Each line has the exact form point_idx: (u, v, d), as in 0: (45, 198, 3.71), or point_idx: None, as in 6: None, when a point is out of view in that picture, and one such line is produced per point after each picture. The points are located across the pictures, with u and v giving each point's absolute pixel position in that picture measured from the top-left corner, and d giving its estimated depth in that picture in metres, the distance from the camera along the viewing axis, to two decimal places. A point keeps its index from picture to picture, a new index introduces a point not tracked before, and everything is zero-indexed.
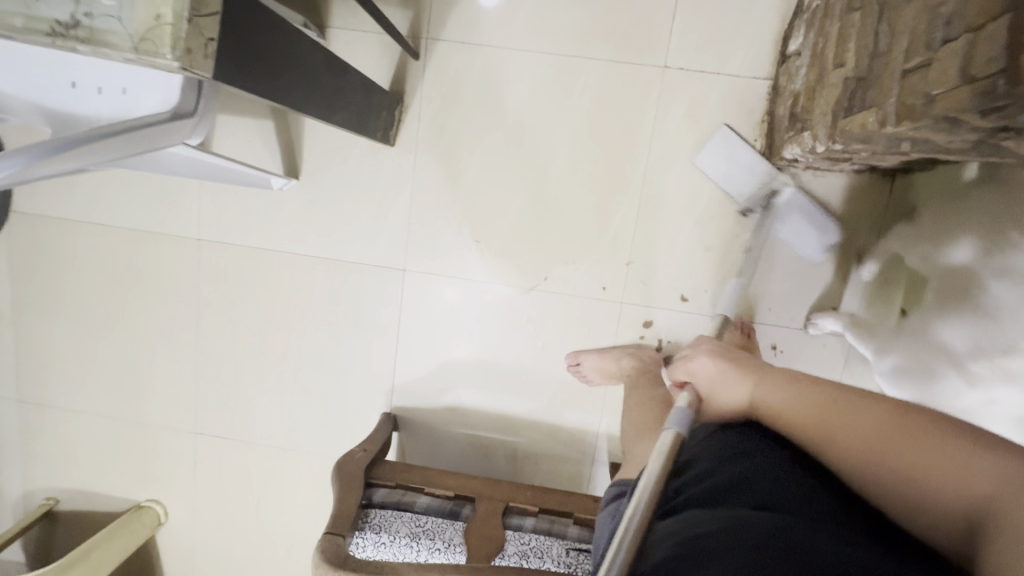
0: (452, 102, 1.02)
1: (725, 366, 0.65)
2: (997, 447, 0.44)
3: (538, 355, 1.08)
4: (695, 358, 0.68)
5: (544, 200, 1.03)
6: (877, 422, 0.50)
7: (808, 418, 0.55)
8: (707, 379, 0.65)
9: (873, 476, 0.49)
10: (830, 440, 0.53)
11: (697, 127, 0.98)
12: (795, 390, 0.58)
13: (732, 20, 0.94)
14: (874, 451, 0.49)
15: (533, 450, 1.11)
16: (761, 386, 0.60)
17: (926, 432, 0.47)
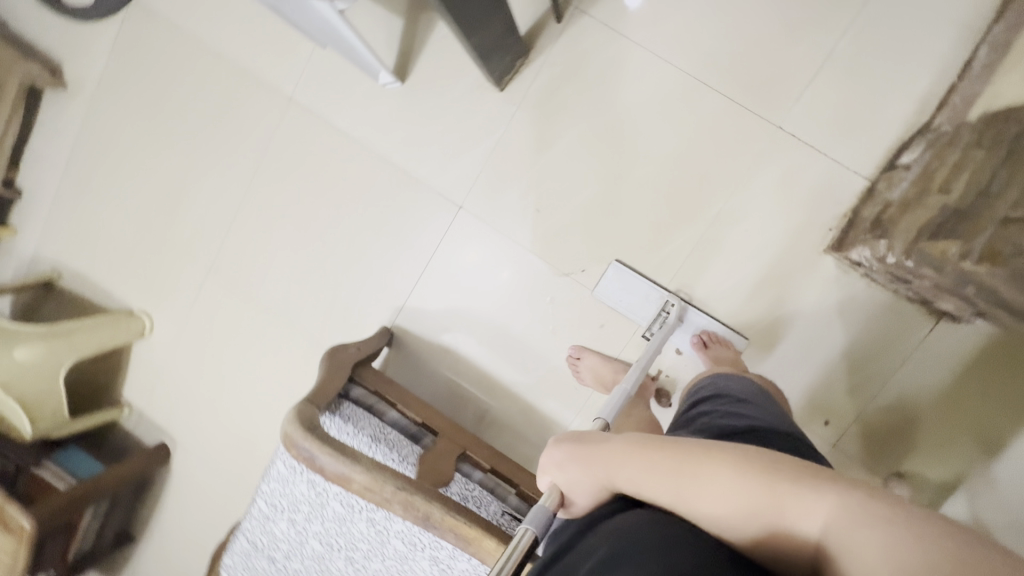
0: (572, 75, 1.04)
1: (578, 458, 0.56)
2: (836, 479, 0.43)
3: (544, 336, 1.11)
4: (551, 470, 0.58)
5: (613, 201, 1.06)
6: (739, 482, 0.46)
7: (670, 482, 0.48)
8: (576, 481, 0.56)
9: (739, 531, 0.45)
10: (689, 510, 0.47)
11: (782, 194, 0.99)
12: (642, 457, 0.51)
13: (862, 112, 0.95)
14: (741, 511, 0.45)
15: (501, 418, 1.14)
16: (618, 453, 0.54)
17: (780, 482, 0.44)
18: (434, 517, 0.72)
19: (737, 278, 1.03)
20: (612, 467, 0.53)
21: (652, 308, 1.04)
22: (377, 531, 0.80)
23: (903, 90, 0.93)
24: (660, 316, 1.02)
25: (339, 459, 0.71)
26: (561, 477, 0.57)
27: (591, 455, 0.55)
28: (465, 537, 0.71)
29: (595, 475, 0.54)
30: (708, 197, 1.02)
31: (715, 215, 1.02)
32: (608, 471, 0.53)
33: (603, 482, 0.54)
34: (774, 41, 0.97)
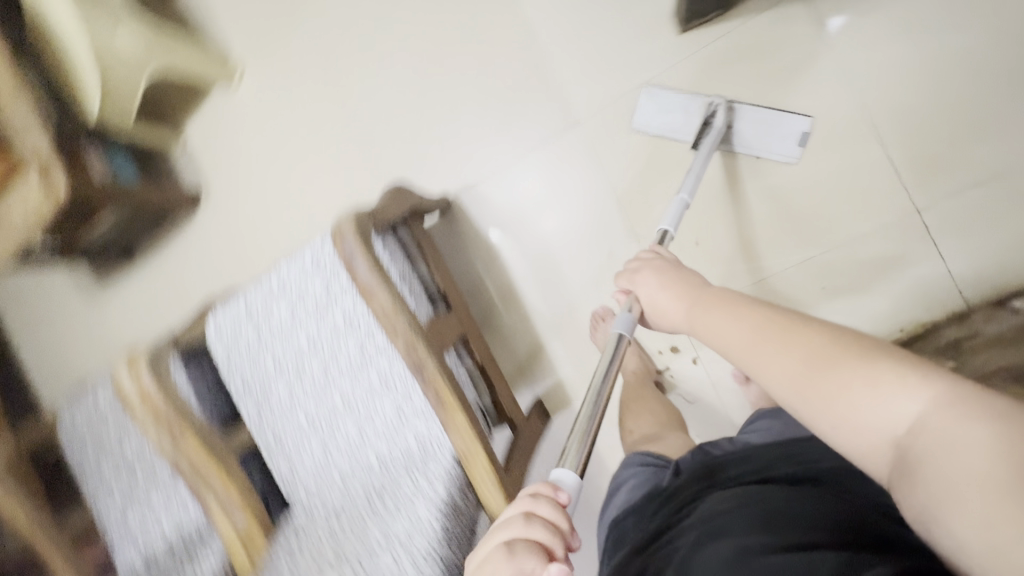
0: (755, 53, 0.97)
1: (665, 285, 0.68)
2: (913, 370, 0.42)
3: (582, 282, 1.09)
4: (646, 290, 0.71)
5: (722, 197, 1.02)
6: (807, 356, 0.48)
7: (745, 342, 0.54)
8: (653, 299, 0.69)
9: (806, 390, 0.47)
10: (766, 365, 0.51)
11: (881, 275, 0.94)
12: (725, 308, 0.58)
13: (1008, 241, 0.88)
14: (814, 373, 0.47)
15: (502, 333, 1.15)
16: (706, 304, 0.61)
17: (855, 362, 0.45)
18: (427, 370, 0.73)
19: None
20: (695, 311, 0.62)
21: (695, 122, 0.95)
22: (362, 356, 0.82)
23: None
24: (703, 126, 0.93)
25: (379, 276, 0.71)
26: (642, 292, 0.71)
27: (681, 288, 0.67)
28: (442, 402, 0.73)
29: (682, 305, 0.65)
30: (811, 241, 0.98)
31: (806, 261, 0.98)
32: (693, 301, 0.64)
33: (682, 316, 0.64)
34: (969, 125, 0.89)
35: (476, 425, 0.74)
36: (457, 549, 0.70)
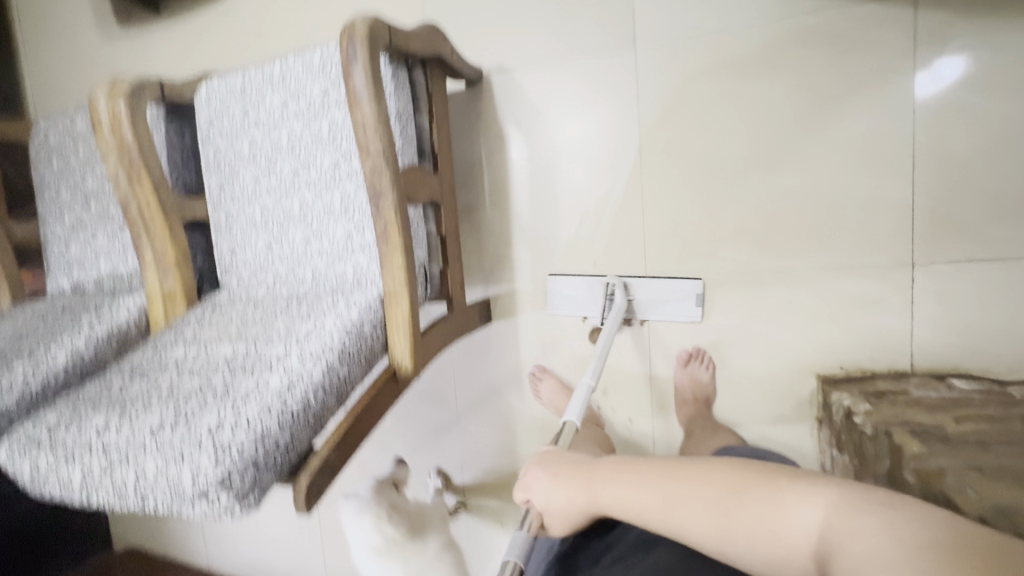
0: (841, 41, 0.89)
1: (557, 479, 0.79)
2: (805, 482, 0.59)
3: (572, 208, 1.08)
4: (542, 473, 0.80)
5: (733, 177, 0.97)
6: (718, 492, 0.63)
7: (648, 502, 0.68)
8: (548, 503, 0.79)
9: (733, 538, 0.60)
10: (687, 521, 0.64)
11: (846, 310, 0.94)
12: (625, 484, 0.71)
13: (981, 324, 0.87)
14: (728, 501, 0.62)
15: (480, 226, 1.15)
16: (605, 478, 0.74)
17: (762, 492, 0.60)
18: (384, 203, 0.73)
19: (737, 327, 1.01)
20: (592, 480, 0.75)
21: (599, 298, 1.07)
22: (335, 173, 0.83)
23: None
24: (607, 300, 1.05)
25: (370, 93, 0.69)
26: (538, 497, 0.80)
27: (566, 471, 0.79)
28: (388, 238, 0.74)
29: (582, 501, 0.75)
30: (797, 254, 0.95)
31: (783, 271, 0.97)
32: (588, 490, 0.75)
33: (584, 504, 0.75)
34: (1006, 202, 0.84)
35: (410, 272, 0.75)
36: (349, 355, 0.67)
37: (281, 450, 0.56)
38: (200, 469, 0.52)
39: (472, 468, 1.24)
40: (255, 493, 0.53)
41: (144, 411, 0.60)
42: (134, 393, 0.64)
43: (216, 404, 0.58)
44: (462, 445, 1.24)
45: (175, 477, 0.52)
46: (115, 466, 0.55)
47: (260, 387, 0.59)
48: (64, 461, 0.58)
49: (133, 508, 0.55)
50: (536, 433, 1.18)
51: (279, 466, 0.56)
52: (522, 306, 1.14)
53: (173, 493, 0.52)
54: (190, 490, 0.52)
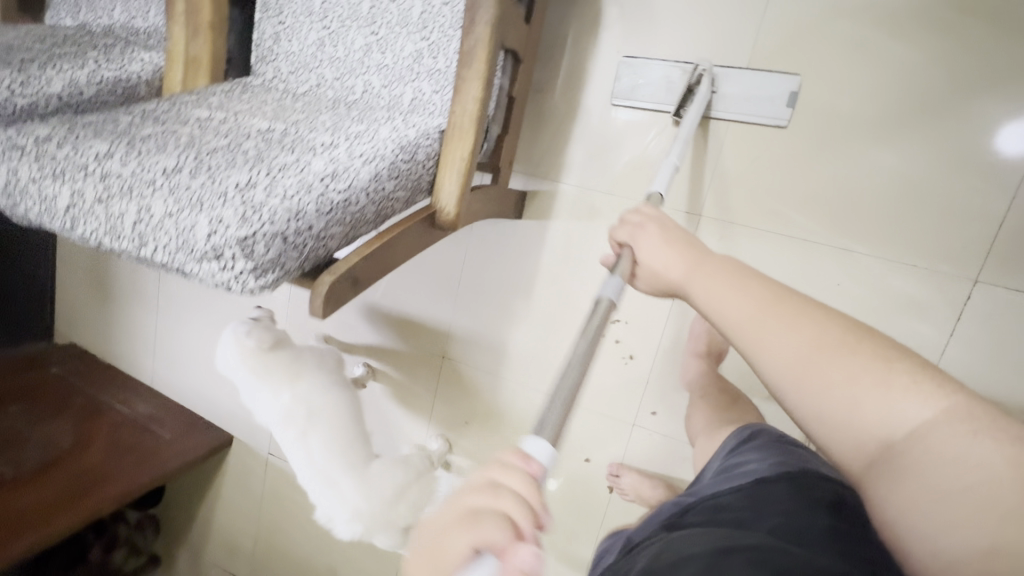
0: (1007, 19, 0.79)
1: (662, 244, 0.68)
2: (911, 373, 0.49)
3: (644, 124, 0.99)
4: (637, 244, 0.70)
5: (828, 138, 0.89)
6: (828, 334, 0.53)
7: (746, 315, 0.58)
8: (648, 264, 0.69)
9: (807, 377, 0.53)
10: (770, 349, 0.55)
11: (892, 310, 0.90)
12: (731, 280, 0.61)
13: (1011, 361, 0.85)
14: (829, 350, 0.52)
15: (540, 115, 1.05)
16: (709, 270, 0.63)
17: (872, 360, 0.51)
18: (479, 16, 0.62)
19: None
20: (692, 272, 0.64)
21: (676, 89, 0.94)
22: None
23: None
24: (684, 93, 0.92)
25: None
26: (642, 246, 0.70)
27: (678, 247, 0.67)
28: (471, 59, 0.62)
29: (680, 271, 0.66)
30: (863, 239, 0.90)
31: (842, 252, 0.91)
32: (690, 267, 0.65)
33: (679, 274, 0.66)
34: None
35: (482, 110, 0.65)
36: (400, 170, 0.58)
37: (311, 238, 0.49)
38: (217, 227, 0.46)
39: (453, 358, 1.21)
40: (275, 273, 0.47)
41: (161, 156, 0.53)
42: (150, 134, 0.56)
43: (247, 171, 0.51)
44: (449, 332, 1.19)
45: (186, 229, 0.47)
46: (116, 197, 0.50)
47: (299, 169, 0.52)
48: (58, 178, 0.52)
49: (131, 253, 0.51)
50: (528, 344, 1.13)
51: (304, 255, 0.49)
52: (557, 210, 1.06)
53: (179, 245, 0.48)
54: (201, 246, 0.46)
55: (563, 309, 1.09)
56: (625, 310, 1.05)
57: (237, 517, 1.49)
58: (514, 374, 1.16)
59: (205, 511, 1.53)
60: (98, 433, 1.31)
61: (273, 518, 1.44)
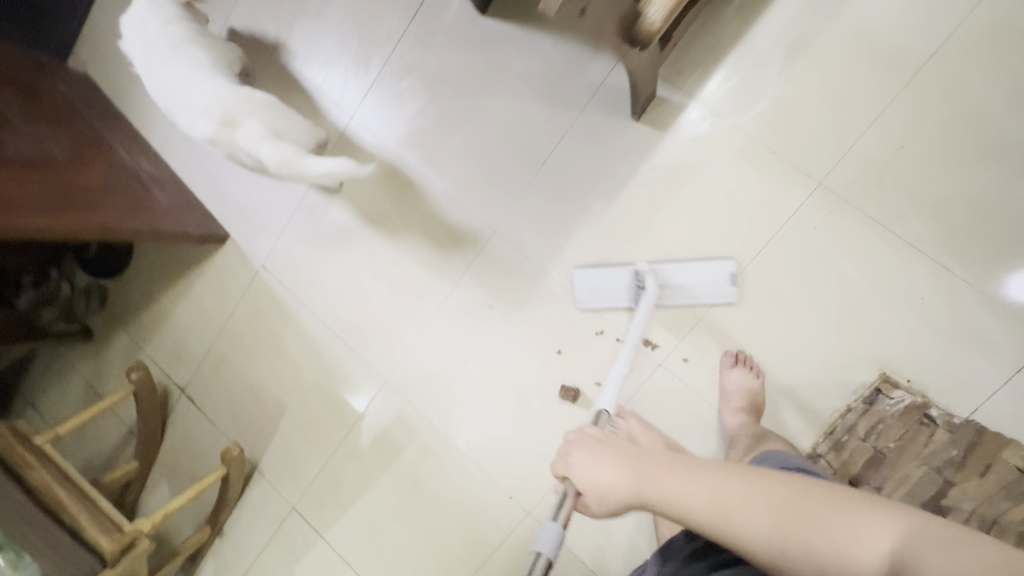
0: None
1: (604, 456, 0.60)
2: (861, 502, 0.46)
3: (799, 74, 0.95)
4: (577, 454, 0.62)
5: (977, 154, 0.88)
6: (785, 515, 0.47)
7: (708, 501, 0.51)
8: (595, 480, 0.59)
9: (787, 549, 0.46)
10: (740, 531, 0.49)
11: (957, 340, 0.90)
12: (686, 475, 0.53)
13: None
14: (786, 517, 0.47)
15: (701, 25, 0.99)
16: (655, 468, 0.56)
17: (818, 501, 0.47)
18: None
19: (853, 287, 0.94)
20: (648, 479, 0.55)
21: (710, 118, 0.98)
22: None
23: None
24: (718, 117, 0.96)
25: None
26: (579, 466, 0.60)
27: (618, 459, 0.59)
28: None
29: (622, 487, 0.57)
30: (963, 262, 0.89)
31: (939, 269, 0.90)
32: (636, 491, 0.56)
33: (626, 501, 0.56)
34: None
35: None
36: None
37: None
38: None
39: (501, 236, 1.12)
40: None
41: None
42: None
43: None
44: (510, 209, 1.11)
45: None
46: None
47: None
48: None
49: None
50: (586, 250, 1.07)
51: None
52: (677, 127, 1.01)
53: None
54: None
55: (639, 228, 1.04)
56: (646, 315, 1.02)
57: (198, 319, 1.37)
58: (559, 275, 1.08)
59: (167, 301, 1.40)
60: (94, 165, 1.16)
61: (238, 332, 1.33)
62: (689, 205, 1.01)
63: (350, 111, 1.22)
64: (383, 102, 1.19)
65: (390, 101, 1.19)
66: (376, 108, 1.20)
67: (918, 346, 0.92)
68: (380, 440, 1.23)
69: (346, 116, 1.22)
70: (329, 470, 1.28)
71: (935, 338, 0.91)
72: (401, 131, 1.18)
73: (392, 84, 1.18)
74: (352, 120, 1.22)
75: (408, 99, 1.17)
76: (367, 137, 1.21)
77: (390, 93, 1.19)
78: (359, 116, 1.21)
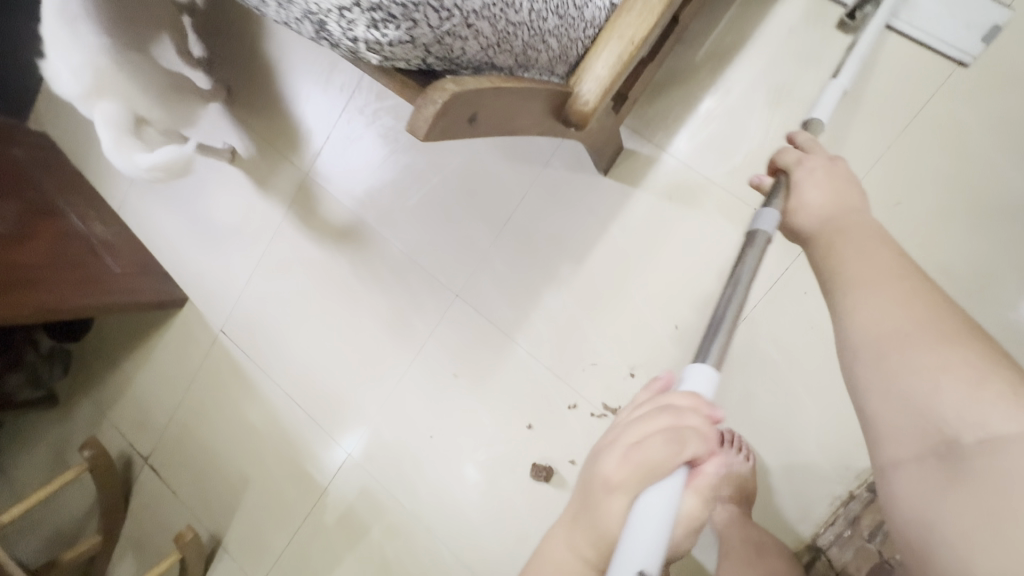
0: None
1: (825, 185, 0.55)
2: (994, 370, 0.37)
3: (779, 123, 0.86)
4: (809, 167, 0.57)
5: (984, 212, 0.78)
6: (963, 354, 0.39)
7: (867, 276, 0.46)
8: (815, 199, 0.54)
9: (885, 335, 0.42)
10: (863, 295, 0.45)
11: None
12: (880, 261, 0.46)
13: None
14: (912, 325, 0.42)
15: (670, 72, 0.90)
16: (858, 228, 0.50)
17: (961, 345, 0.39)
18: None
19: None
20: (839, 239, 0.50)
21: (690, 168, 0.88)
22: None
23: None
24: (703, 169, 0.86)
25: None
26: (802, 184, 0.56)
27: (836, 196, 0.54)
28: None
29: (817, 216, 0.54)
30: None
31: None
32: (831, 216, 0.53)
33: (812, 224, 0.54)
34: None
35: None
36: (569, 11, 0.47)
37: (458, 16, 0.37)
38: None
39: (466, 300, 1.03)
40: (400, 27, 0.35)
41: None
42: None
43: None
44: (474, 272, 1.02)
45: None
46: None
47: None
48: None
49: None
50: (555, 317, 0.98)
51: (445, 29, 0.37)
52: (648, 182, 0.92)
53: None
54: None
55: (611, 292, 0.94)
56: (619, 389, 0.94)
57: (160, 385, 1.31)
58: (527, 343, 1.00)
59: (131, 366, 1.34)
60: (42, 235, 1.11)
61: (201, 398, 1.27)
62: (663, 267, 0.92)
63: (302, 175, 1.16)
64: (336, 160, 1.12)
65: (346, 155, 1.12)
66: (329, 166, 1.13)
67: None
68: (347, 515, 1.14)
69: (299, 177, 1.16)
70: (295, 546, 1.19)
71: None
72: (358, 189, 1.11)
73: (344, 143, 1.12)
74: (304, 181, 1.15)
75: (362, 157, 1.11)
76: (323, 194, 1.14)
77: (343, 151, 1.12)
78: (311, 177, 1.15)
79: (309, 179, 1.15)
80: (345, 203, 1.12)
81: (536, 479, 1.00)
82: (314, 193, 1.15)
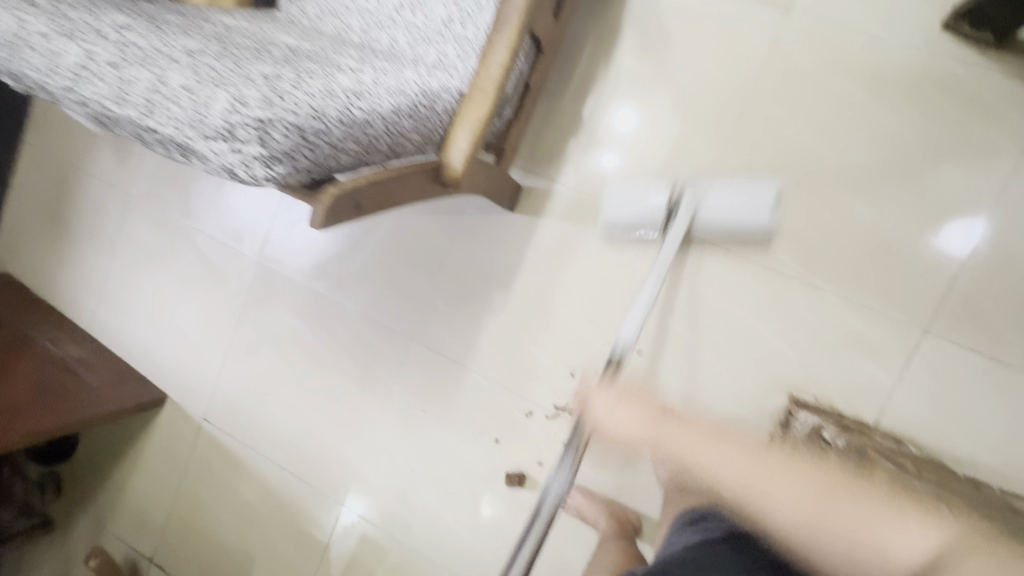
0: (960, 100, 0.90)
1: (634, 408, 0.68)
2: (915, 511, 0.50)
3: (640, 144, 1.04)
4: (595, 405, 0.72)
5: (807, 185, 0.96)
6: (818, 494, 0.54)
7: (739, 474, 0.57)
8: (609, 416, 0.70)
9: (816, 508, 0.53)
10: (758, 496, 0.56)
11: (845, 348, 0.95)
12: (693, 437, 0.62)
13: (952, 412, 0.91)
14: (830, 499, 0.53)
15: (547, 120, 1.09)
16: (677, 433, 0.63)
17: (868, 499, 0.52)
18: (505, 11, 0.66)
19: (741, 320, 0.99)
20: (656, 431, 0.65)
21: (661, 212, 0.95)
22: None
23: (980, 436, 0.89)
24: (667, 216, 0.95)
25: None
26: (599, 407, 0.71)
27: (639, 404, 0.68)
28: (502, 28, 0.66)
29: (645, 424, 0.66)
30: (828, 277, 0.96)
31: (811, 289, 0.96)
32: (653, 428, 0.65)
33: (645, 434, 0.66)
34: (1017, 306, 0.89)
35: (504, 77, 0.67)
36: (419, 113, 0.65)
37: (328, 145, 0.55)
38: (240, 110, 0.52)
39: (419, 342, 1.16)
40: (286, 164, 0.52)
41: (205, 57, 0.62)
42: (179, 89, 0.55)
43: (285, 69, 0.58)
44: (422, 316, 1.16)
45: (214, 110, 0.52)
46: (128, 65, 0.58)
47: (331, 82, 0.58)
48: (63, 36, 0.62)
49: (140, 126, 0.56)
50: (498, 339, 1.12)
51: (318, 157, 0.55)
52: (549, 211, 1.09)
53: (201, 125, 0.52)
54: (221, 125, 0.51)
55: (540, 308, 1.09)
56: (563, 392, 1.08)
57: (155, 484, 1.37)
58: (479, 369, 1.13)
59: (123, 472, 1.40)
60: (22, 367, 1.21)
61: (196, 488, 1.34)
62: (577, 279, 1.07)
63: (252, 266, 1.29)
64: (283, 246, 1.26)
65: (291, 239, 1.25)
66: (277, 252, 1.26)
67: (814, 361, 0.96)
68: (352, 565, 1.22)
69: (251, 268, 1.29)
70: None
71: (827, 351, 0.96)
72: (307, 266, 1.24)
73: (287, 232, 1.26)
74: (256, 271, 1.28)
75: (304, 240, 1.24)
76: (276, 276, 1.27)
77: (288, 238, 1.26)
78: (262, 266, 1.28)
79: (261, 266, 1.28)
80: (297, 280, 1.25)
81: (512, 487, 1.11)
82: (267, 276, 1.27)
